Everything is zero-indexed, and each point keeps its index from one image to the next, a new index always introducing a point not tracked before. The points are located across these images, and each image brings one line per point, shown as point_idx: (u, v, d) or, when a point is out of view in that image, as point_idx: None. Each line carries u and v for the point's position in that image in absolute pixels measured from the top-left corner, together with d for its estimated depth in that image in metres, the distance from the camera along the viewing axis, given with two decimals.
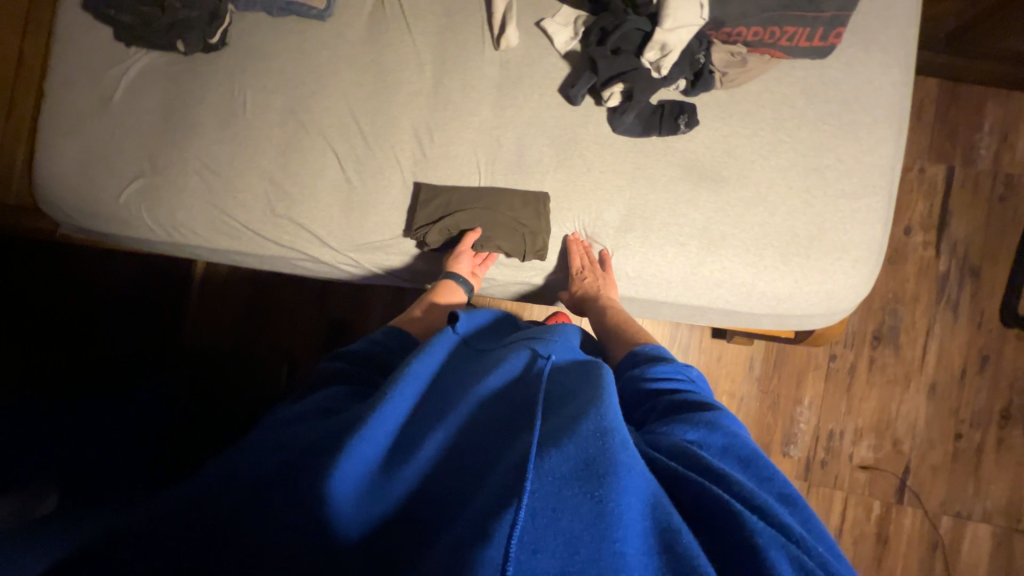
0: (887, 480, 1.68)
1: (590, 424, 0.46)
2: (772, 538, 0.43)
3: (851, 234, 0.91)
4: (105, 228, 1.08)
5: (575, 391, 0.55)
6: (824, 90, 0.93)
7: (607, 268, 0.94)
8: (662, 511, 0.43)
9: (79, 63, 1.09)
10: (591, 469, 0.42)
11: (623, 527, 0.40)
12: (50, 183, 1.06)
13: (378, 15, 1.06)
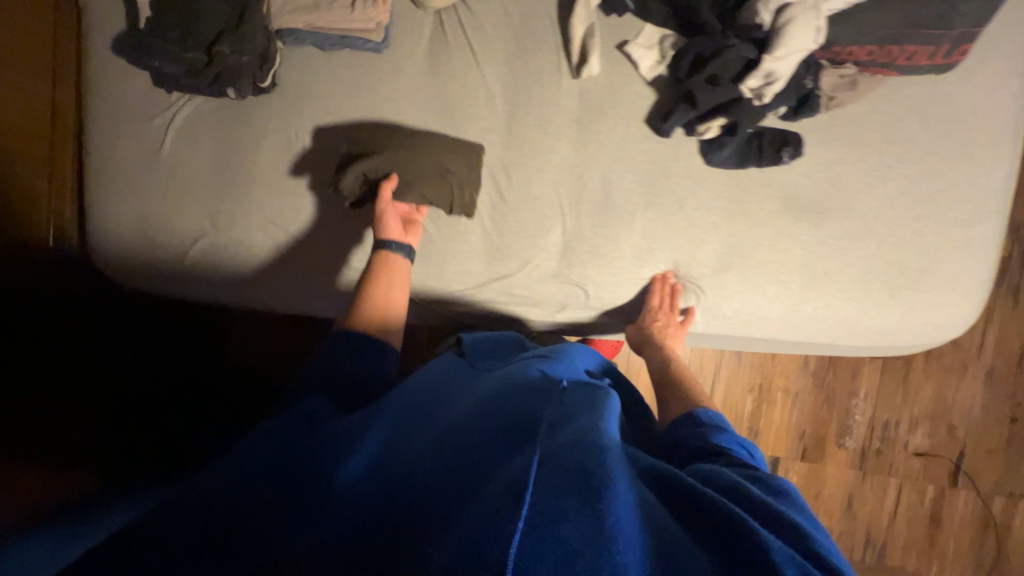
0: (941, 464, 1.71)
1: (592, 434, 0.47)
2: (787, 559, 0.40)
3: (964, 263, 0.87)
4: (174, 290, 1.05)
5: (578, 409, 0.54)
6: (937, 108, 0.86)
7: (686, 321, 0.93)
8: (661, 524, 0.42)
9: (120, 116, 1.01)
10: (590, 480, 0.40)
11: (624, 539, 0.37)
12: (113, 250, 1.02)
13: (439, 43, 0.97)
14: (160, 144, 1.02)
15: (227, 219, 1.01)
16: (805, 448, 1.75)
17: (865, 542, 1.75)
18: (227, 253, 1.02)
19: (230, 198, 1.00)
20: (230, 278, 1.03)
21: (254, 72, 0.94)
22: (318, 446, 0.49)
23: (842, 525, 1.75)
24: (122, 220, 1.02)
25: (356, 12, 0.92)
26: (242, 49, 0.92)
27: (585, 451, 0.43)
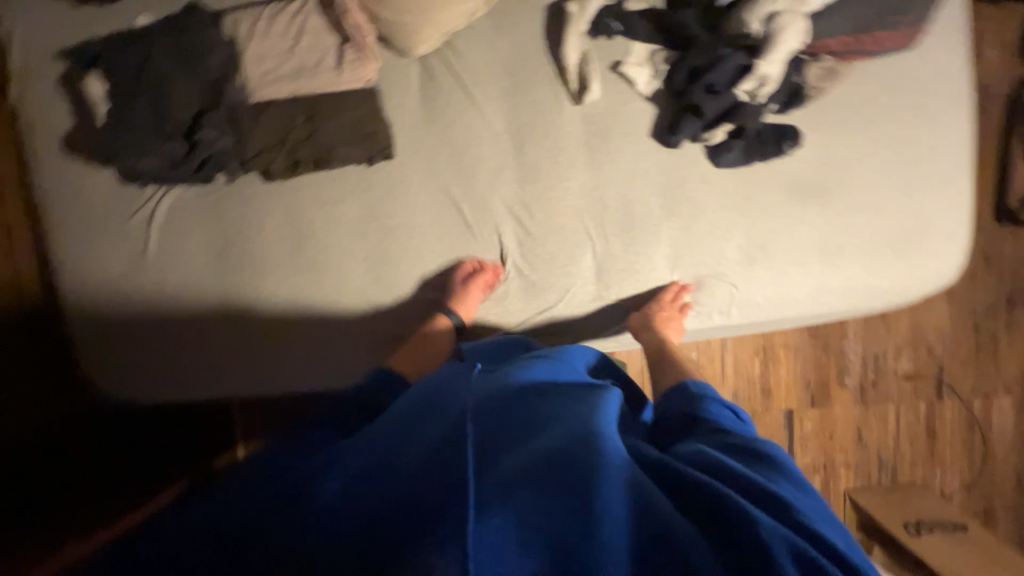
0: (927, 382, 1.91)
1: (581, 445, 0.49)
2: (772, 531, 0.44)
3: (950, 216, 0.97)
4: (194, 397, 0.97)
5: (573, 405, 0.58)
6: (904, 81, 0.95)
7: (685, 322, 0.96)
8: (648, 500, 0.45)
9: (92, 223, 0.92)
10: (574, 474, 0.46)
11: (607, 525, 0.42)
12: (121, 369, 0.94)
13: (430, 89, 0.94)
14: (147, 245, 0.93)
15: (243, 312, 0.95)
16: (812, 395, 1.89)
17: (879, 466, 1.92)
18: (252, 348, 0.96)
19: (240, 289, 0.95)
20: (256, 374, 0.97)
21: (241, 154, 0.88)
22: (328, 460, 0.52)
23: (856, 456, 1.91)
24: (124, 334, 0.94)
25: (343, 73, 0.88)
26: (228, 132, 0.86)
27: (582, 467, 0.47)
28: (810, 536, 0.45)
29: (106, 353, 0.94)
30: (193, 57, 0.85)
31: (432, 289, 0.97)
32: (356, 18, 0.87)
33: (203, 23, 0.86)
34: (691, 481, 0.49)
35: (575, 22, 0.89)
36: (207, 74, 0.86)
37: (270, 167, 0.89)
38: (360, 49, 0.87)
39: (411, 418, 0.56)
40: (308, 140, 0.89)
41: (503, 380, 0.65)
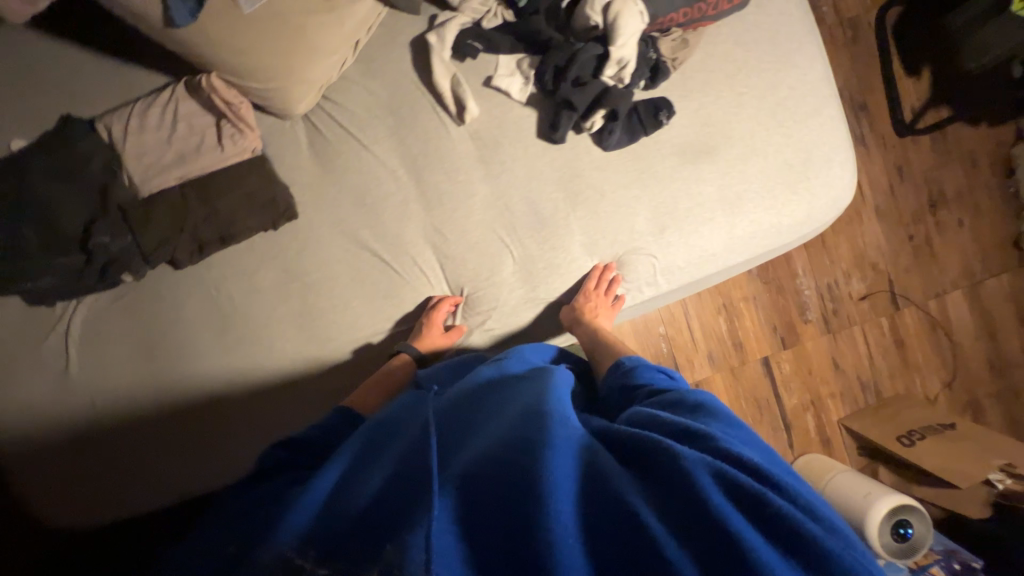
0: (881, 297, 1.98)
1: (528, 424, 0.54)
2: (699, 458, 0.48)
3: (829, 143, 1.03)
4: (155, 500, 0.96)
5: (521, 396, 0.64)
6: (752, 35, 1.02)
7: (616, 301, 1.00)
8: (590, 462, 0.50)
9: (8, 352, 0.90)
10: (519, 453, 0.50)
11: (554, 489, 0.46)
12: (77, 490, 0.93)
13: (320, 143, 0.97)
14: (67, 362, 0.91)
15: (182, 404, 0.94)
16: (782, 337, 1.94)
17: (863, 389, 1.96)
18: (200, 438, 0.95)
19: (174, 383, 0.94)
20: (211, 462, 0.96)
21: (141, 250, 0.86)
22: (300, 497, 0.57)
23: (840, 384, 1.96)
24: (68, 457, 0.92)
25: (226, 148, 0.88)
26: (123, 233, 0.85)
27: (528, 440, 0.52)
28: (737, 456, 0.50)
29: (53, 481, 0.92)
30: (75, 169, 0.86)
31: (370, 330, 0.98)
32: (224, 91, 0.87)
33: (77, 132, 0.87)
34: (625, 435, 0.54)
35: (438, 51, 0.94)
36: (92, 181, 0.86)
37: (175, 255, 0.89)
38: (236, 122, 0.88)
39: (385, 442, 0.63)
40: (209, 222, 0.89)
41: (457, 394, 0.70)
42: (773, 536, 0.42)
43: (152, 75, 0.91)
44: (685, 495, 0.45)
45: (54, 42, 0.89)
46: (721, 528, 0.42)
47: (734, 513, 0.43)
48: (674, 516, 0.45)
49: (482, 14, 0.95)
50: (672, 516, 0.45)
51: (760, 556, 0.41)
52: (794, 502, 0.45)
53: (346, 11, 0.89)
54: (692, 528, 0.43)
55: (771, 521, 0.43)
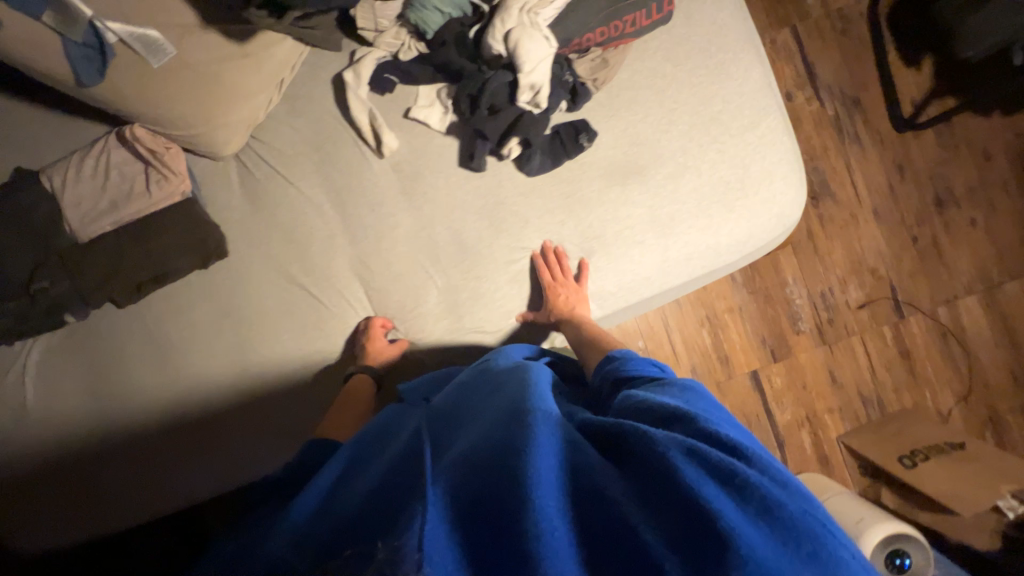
0: (883, 305, 1.84)
1: (514, 411, 0.52)
2: (671, 441, 0.45)
3: (769, 158, 0.97)
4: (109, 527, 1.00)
5: (503, 390, 0.62)
6: (681, 48, 0.98)
7: (579, 279, 0.96)
8: (575, 452, 0.47)
9: None
10: (501, 449, 0.46)
11: (542, 484, 0.42)
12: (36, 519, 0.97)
13: (250, 181, 1.00)
14: (24, 397, 0.96)
15: (123, 436, 0.98)
16: (773, 349, 1.83)
17: (863, 403, 1.82)
18: (141, 469, 0.98)
19: (115, 415, 0.97)
20: (153, 492, 0.99)
21: (79, 293, 0.92)
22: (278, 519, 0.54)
23: (838, 399, 1.82)
24: (17, 491, 0.96)
25: (154, 193, 0.93)
26: (62, 278, 0.91)
27: (513, 428, 0.49)
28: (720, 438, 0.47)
29: (4, 512, 0.96)
30: (13, 216, 0.90)
31: (300, 362, 1.00)
32: (152, 140, 0.92)
33: (19, 182, 0.92)
34: (602, 422, 0.51)
35: (354, 87, 0.95)
36: (30, 228, 0.91)
37: (112, 295, 0.93)
38: (163, 169, 0.92)
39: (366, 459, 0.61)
40: (143, 264, 0.93)
41: (437, 403, 0.69)
42: (749, 507, 0.40)
43: (95, 125, 0.97)
44: (663, 477, 0.43)
45: (5, 100, 0.96)
46: (699, 507, 0.40)
47: (709, 486, 0.41)
48: (654, 501, 0.42)
49: (398, 47, 0.95)
50: (651, 501, 0.42)
51: (742, 532, 0.38)
52: (767, 475, 0.44)
53: (264, 54, 0.91)
54: (672, 512, 0.41)
55: (745, 492, 0.41)
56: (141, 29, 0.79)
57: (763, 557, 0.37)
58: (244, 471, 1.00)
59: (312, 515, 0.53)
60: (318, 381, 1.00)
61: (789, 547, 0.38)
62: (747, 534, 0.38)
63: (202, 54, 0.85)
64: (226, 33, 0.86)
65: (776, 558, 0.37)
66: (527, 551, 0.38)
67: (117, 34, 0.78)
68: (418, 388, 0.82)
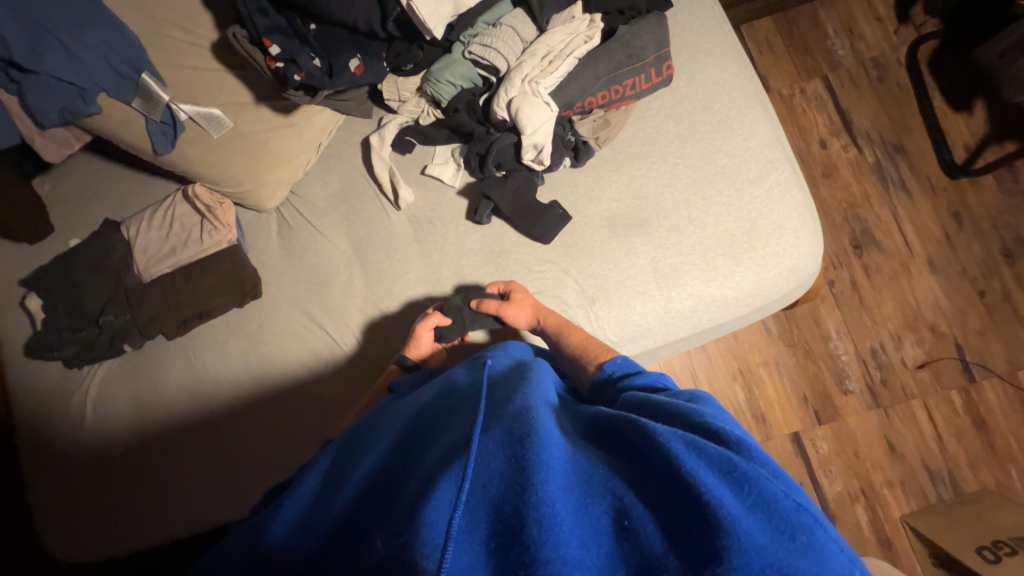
0: (949, 366, 1.54)
1: (520, 403, 0.54)
2: (671, 432, 0.47)
3: (778, 211, 0.96)
4: (114, 523, 1.03)
5: (510, 383, 0.64)
6: (683, 107, 1.02)
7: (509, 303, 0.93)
8: (576, 450, 0.49)
9: (40, 390, 1.09)
10: (514, 436, 0.48)
11: (546, 469, 0.44)
12: (66, 503, 1.04)
13: (286, 230, 1.12)
14: (85, 391, 1.08)
15: (152, 454, 1.05)
16: (816, 411, 1.54)
17: (931, 479, 1.47)
18: (160, 490, 1.03)
19: (148, 431, 1.06)
20: (165, 515, 1.03)
21: (137, 326, 1.06)
22: (305, 518, 0.56)
23: (898, 470, 1.48)
24: (56, 498, 1.04)
25: (205, 241, 1.07)
26: (126, 311, 1.06)
27: (520, 419, 0.51)
28: (720, 434, 0.50)
29: (49, 494, 1.05)
30: (96, 259, 1.08)
31: (296, 395, 1.04)
32: (211, 197, 1.08)
33: (104, 229, 1.10)
34: (610, 415, 0.56)
35: (379, 148, 1.07)
36: (108, 268, 1.07)
37: (162, 328, 1.06)
38: (214, 221, 1.06)
39: (371, 448, 0.64)
40: (191, 301, 1.06)
41: (435, 391, 0.72)
42: (745, 498, 0.41)
43: (168, 183, 1.16)
44: (663, 467, 0.45)
45: (106, 164, 1.18)
46: (696, 495, 0.41)
47: (708, 474, 0.42)
48: (646, 486, 0.44)
49: (418, 113, 1.06)
50: (646, 489, 0.44)
51: (738, 522, 0.39)
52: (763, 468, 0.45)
53: (305, 123, 1.06)
54: (668, 502, 0.42)
55: (744, 486, 0.42)
56: (205, 108, 0.97)
57: (759, 550, 0.38)
58: (241, 503, 1.02)
59: (326, 522, 0.55)
60: (309, 415, 1.03)
61: (786, 540, 0.39)
62: (747, 526, 0.39)
63: (256, 125, 1.02)
64: (274, 107, 1.02)
65: (776, 552, 0.39)
66: (528, 531, 0.40)
67: (186, 112, 0.96)
68: (410, 377, 0.87)
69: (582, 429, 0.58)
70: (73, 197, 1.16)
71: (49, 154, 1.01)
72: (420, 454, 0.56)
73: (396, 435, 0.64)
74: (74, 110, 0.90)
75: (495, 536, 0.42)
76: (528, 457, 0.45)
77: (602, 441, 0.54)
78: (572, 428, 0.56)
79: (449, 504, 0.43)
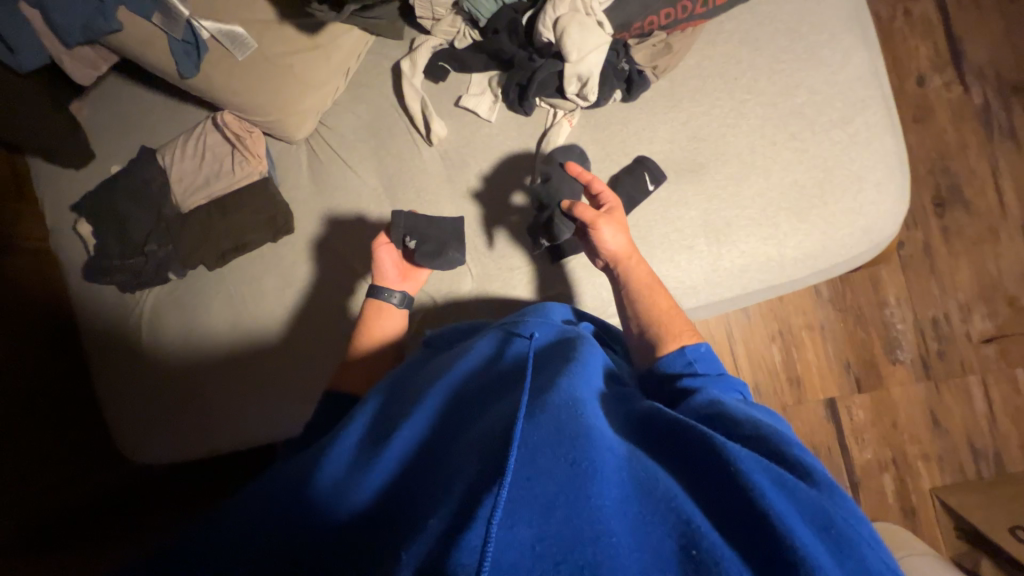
0: (1020, 343, 1.40)
1: (570, 394, 0.50)
2: (751, 461, 0.44)
3: (860, 159, 0.83)
4: (175, 435, 1.12)
5: (552, 361, 0.59)
6: (761, 31, 0.87)
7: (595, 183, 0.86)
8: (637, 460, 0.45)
9: (100, 307, 1.15)
10: (563, 433, 0.44)
11: (599, 482, 0.40)
12: (131, 413, 1.13)
13: (315, 163, 1.08)
14: (141, 310, 1.14)
15: (204, 380, 1.12)
16: (858, 379, 1.44)
17: (974, 457, 1.39)
18: (211, 413, 1.11)
19: (199, 355, 1.12)
20: (220, 435, 1.11)
21: (179, 255, 1.08)
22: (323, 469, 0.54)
23: (938, 445, 1.40)
24: (123, 411, 1.13)
25: (237, 171, 1.05)
26: (167, 241, 1.08)
27: (569, 417, 0.46)
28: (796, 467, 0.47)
29: (119, 402, 1.14)
30: (136, 187, 1.08)
31: (331, 330, 1.07)
32: (240, 125, 1.05)
33: (140, 157, 1.10)
34: (672, 419, 0.51)
35: (410, 76, 0.99)
36: (145, 195, 1.08)
37: (203, 259, 1.08)
38: (245, 151, 1.04)
39: (401, 410, 0.60)
40: (229, 233, 1.06)
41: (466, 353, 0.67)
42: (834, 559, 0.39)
43: (199, 111, 1.13)
44: (741, 504, 0.41)
45: (136, 88, 1.15)
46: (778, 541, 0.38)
47: (796, 523, 0.40)
48: (720, 516, 0.41)
49: (453, 35, 0.97)
50: (724, 520, 0.41)
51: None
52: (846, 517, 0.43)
53: (332, 46, 0.98)
54: (743, 532, 0.40)
55: (843, 549, 0.40)
56: (228, 25, 0.91)
57: None
58: (282, 432, 1.09)
59: (350, 486, 0.50)
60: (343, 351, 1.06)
61: None
62: None
63: (280, 46, 0.94)
64: (298, 26, 0.94)
65: None
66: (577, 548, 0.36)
67: (208, 30, 0.90)
68: (444, 330, 0.85)
69: (642, 430, 0.52)
70: (108, 123, 1.15)
71: (81, 78, 0.99)
72: (456, 432, 0.53)
73: (436, 399, 0.59)
74: (96, 28, 0.87)
75: (541, 544, 0.37)
76: (579, 466, 0.41)
77: (651, 439, 0.51)
78: (622, 426, 0.52)
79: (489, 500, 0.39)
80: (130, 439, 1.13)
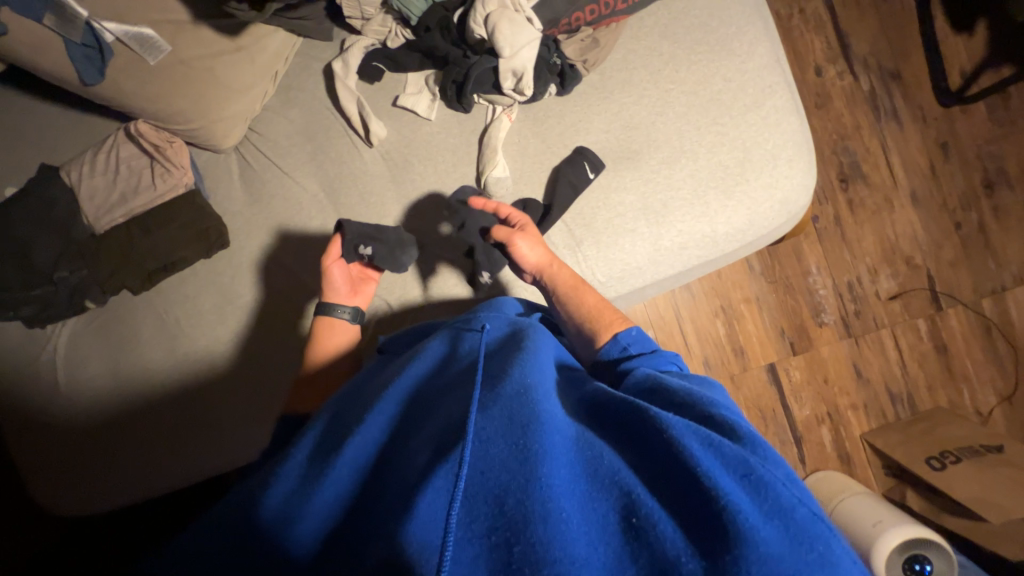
0: (919, 297, 1.60)
1: (523, 383, 0.52)
2: (682, 425, 0.47)
3: (773, 139, 0.92)
4: (102, 478, 1.01)
5: (504, 352, 0.61)
6: (677, 26, 0.94)
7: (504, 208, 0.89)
8: (585, 439, 0.47)
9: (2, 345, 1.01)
10: (514, 422, 0.45)
11: (548, 462, 0.42)
12: (47, 459, 1.01)
13: (248, 172, 1.03)
14: (54, 345, 1.02)
15: (136, 414, 1.02)
16: (792, 343, 1.58)
17: (892, 401, 1.57)
18: (147, 450, 1.02)
19: (129, 388, 1.02)
20: (159, 474, 1.01)
21: (98, 280, 0.98)
22: (267, 478, 0.51)
23: (863, 394, 1.57)
24: (38, 458, 1.01)
25: (159, 184, 0.97)
26: (82, 265, 0.98)
27: (521, 405, 0.48)
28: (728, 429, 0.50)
29: (32, 449, 1.01)
30: (36, 208, 0.97)
31: (279, 346, 1.01)
32: (159, 135, 0.97)
33: (40, 176, 0.99)
34: (616, 397, 0.53)
35: (343, 77, 0.97)
36: (49, 217, 0.97)
37: (125, 282, 0.99)
38: (166, 162, 0.97)
39: (354, 412, 0.58)
40: (153, 252, 0.98)
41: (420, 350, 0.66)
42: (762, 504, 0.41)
43: (108, 122, 1.04)
44: (676, 466, 0.43)
45: (30, 101, 1.04)
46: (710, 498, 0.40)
47: (724, 476, 0.42)
48: (661, 480, 0.43)
49: (385, 34, 0.97)
50: (664, 485, 0.43)
51: (755, 525, 0.38)
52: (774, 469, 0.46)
53: (256, 48, 0.93)
54: (676, 489, 0.42)
55: (762, 491, 0.42)
56: (136, 28, 0.85)
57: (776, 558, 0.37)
58: (234, 462, 1.02)
59: (298, 494, 0.47)
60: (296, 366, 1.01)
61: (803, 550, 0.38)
62: (764, 532, 0.38)
63: (198, 49, 0.89)
64: (218, 28, 0.89)
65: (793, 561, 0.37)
66: (529, 529, 0.37)
67: (113, 32, 0.84)
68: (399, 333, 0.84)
69: (588, 412, 0.55)
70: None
71: None
72: (411, 432, 0.52)
73: (390, 399, 0.57)
74: None
75: (497, 532, 0.38)
76: (529, 450, 0.43)
77: (598, 420, 0.53)
78: (572, 410, 0.54)
79: (445, 495, 0.40)
80: (47, 488, 1.01)
